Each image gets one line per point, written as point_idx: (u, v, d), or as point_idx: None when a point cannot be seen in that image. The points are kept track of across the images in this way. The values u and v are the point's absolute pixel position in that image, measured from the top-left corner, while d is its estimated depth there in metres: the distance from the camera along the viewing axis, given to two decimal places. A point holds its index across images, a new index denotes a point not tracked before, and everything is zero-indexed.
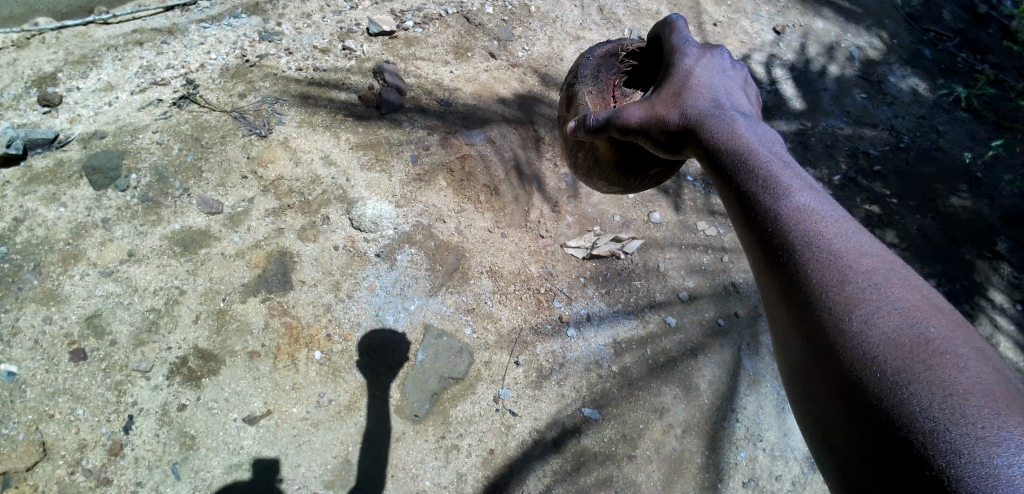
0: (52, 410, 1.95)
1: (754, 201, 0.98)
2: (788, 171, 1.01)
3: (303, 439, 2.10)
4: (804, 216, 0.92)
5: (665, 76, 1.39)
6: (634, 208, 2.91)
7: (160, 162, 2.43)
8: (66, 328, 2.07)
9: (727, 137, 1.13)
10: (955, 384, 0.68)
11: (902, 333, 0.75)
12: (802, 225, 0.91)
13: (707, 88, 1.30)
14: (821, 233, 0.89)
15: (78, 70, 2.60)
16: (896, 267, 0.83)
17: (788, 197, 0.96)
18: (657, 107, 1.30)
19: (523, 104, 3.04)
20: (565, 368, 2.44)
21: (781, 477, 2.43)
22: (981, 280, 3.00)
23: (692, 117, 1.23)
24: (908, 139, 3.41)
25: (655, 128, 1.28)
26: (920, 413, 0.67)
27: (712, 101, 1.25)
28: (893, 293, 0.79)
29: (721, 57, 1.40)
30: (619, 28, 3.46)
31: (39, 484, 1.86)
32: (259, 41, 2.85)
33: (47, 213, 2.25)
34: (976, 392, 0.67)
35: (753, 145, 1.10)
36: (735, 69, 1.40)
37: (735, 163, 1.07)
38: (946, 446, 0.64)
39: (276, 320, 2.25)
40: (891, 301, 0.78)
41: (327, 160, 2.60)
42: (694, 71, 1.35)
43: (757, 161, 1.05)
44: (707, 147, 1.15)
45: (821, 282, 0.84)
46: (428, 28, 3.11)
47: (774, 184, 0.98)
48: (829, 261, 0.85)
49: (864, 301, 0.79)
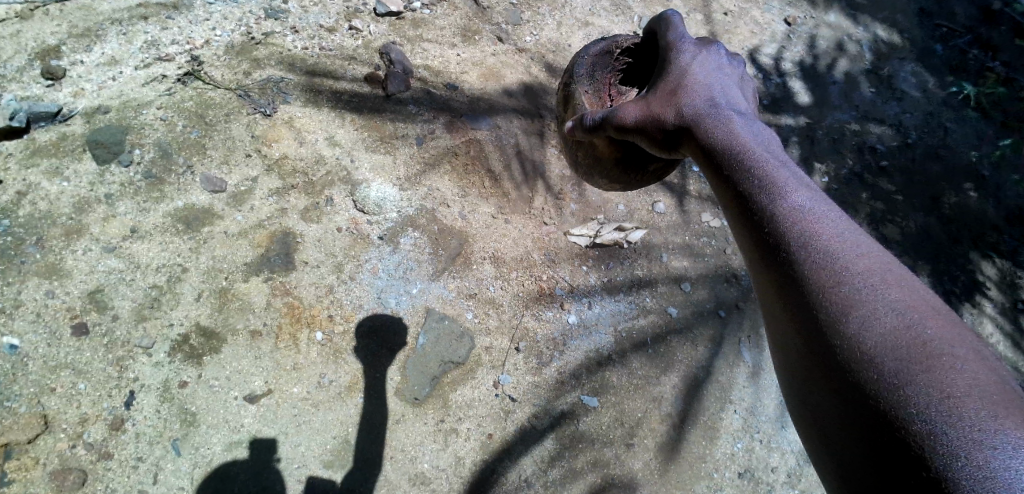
0: (53, 384, 1.96)
1: (753, 201, 0.96)
2: (784, 169, 1.00)
3: (303, 419, 2.11)
4: (801, 215, 0.91)
5: (661, 73, 1.37)
6: (639, 197, 2.88)
7: (164, 138, 2.42)
8: (69, 303, 2.07)
9: (724, 133, 1.12)
10: (951, 386, 0.67)
11: (899, 334, 0.74)
12: (797, 223, 0.90)
13: (704, 84, 1.28)
14: (818, 234, 0.87)
15: (82, 43, 2.56)
16: (891, 267, 0.82)
17: (784, 195, 0.94)
18: (653, 103, 1.28)
19: (529, 90, 3.01)
20: (565, 355, 2.44)
21: (776, 468, 2.46)
22: (982, 280, 3.02)
23: (689, 114, 1.21)
24: (916, 137, 3.38)
25: (652, 125, 1.27)
26: (918, 414, 0.67)
27: (710, 99, 1.24)
28: (890, 293, 0.78)
29: (719, 52, 1.38)
30: (628, 15, 3.42)
31: (40, 457, 1.87)
32: (264, 19, 2.82)
33: (51, 187, 2.24)
34: (972, 395, 0.66)
35: (752, 144, 1.08)
36: (732, 65, 1.38)
37: (734, 161, 1.06)
38: (944, 450, 0.63)
39: (278, 299, 2.25)
40: (886, 302, 0.77)
41: (332, 141, 2.59)
42: (691, 67, 1.33)
43: (754, 159, 1.04)
44: (704, 144, 1.14)
45: (816, 283, 0.83)
46: (436, 10, 3.08)
47: (772, 184, 0.97)
48: (824, 262, 0.84)
49: (859, 303, 0.78)
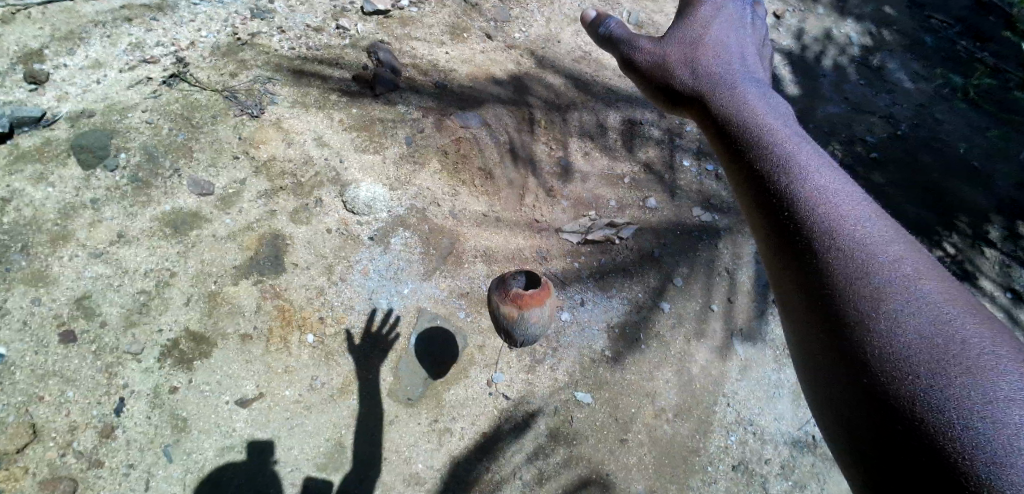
0: (42, 392, 1.93)
1: (784, 173, 1.06)
2: (813, 151, 1.11)
3: (295, 422, 2.10)
4: (829, 191, 1.01)
5: (701, 42, 1.44)
6: (630, 193, 2.89)
7: (149, 142, 2.39)
8: (55, 310, 2.05)
9: (758, 114, 1.22)
10: (963, 346, 0.79)
11: (915, 296, 0.85)
12: (829, 198, 1.00)
13: (735, 66, 1.38)
14: (846, 210, 0.98)
15: (64, 47, 2.53)
16: (907, 244, 0.94)
17: (813, 174, 1.05)
18: (700, 78, 1.36)
19: (520, 86, 2.98)
20: (558, 353, 2.44)
21: (770, 460, 2.45)
22: (980, 267, 2.92)
23: (730, 90, 1.30)
24: (907, 128, 3.34)
25: (697, 93, 1.34)
26: (925, 368, 0.78)
27: (744, 81, 1.34)
28: (907, 264, 0.90)
29: (742, 32, 1.49)
30: (617, 10, 3.42)
31: (30, 466, 1.85)
32: (250, 19, 2.80)
33: (35, 193, 2.21)
34: (984, 355, 0.78)
35: (784, 126, 1.19)
36: (750, 43, 1.49)
37: (769, 138, 1.15)
38: (947, 400, 0.75)
39: (268, 302, 2.23)
40: (904, 272, 0.88)
41: (320, 141, 2.57)
42: (723, 46, 1.43)
43: (788, 137, 1.14)
44: (741, 116, 1.23)
45: (841, 248, 0.93)
46: (424, 9, 3.07)
47: (802, 163, 1.07)
48: (850, 233, 0.95)
49: (881, 267, 0.89)
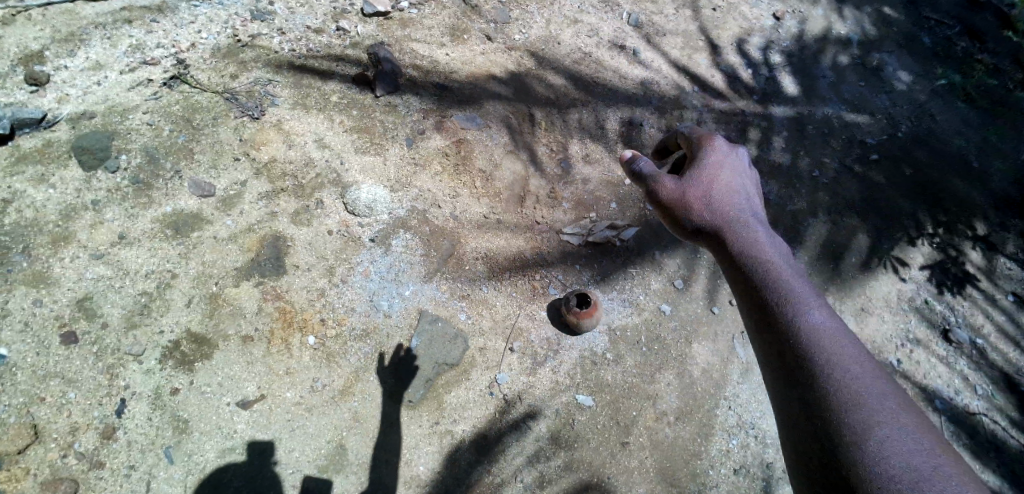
0: (43, 394, 1.93)
1: (801, 323, 1.39)
2: (813, 297, 1.45)
3: (296, 424, 2.10)
4: (829, 336, 1.36)
5: (721, 178, 1.72)
6: (630, 195, 2.89)
7: (150, 143, 2.40)
8: (56, 311, 2.05)
9: (773, 264, 1.52)
10: (917, 463, 1.16)
11: (896, 443, 1.19)
12: (832, 349, 1.34)
13: (747, 208, 1.69)
14: (841, 355, 1.33)
15: (65, 48, 2.53)
16: (886, 383, 1.30)
17: (815, 315, 1.40)
18: (722, 218, 1.65)
19: (520, 87, 2.99)
20: (560, 355, 2.44)
21: (771, 463, 2.46)
22: (971, 271, 2.89)
23: (749, 234, 1.61)
24: (905, 128, 3.31)
25: (714, 233, 1.64)
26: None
27: (753, 222, 1.65)
28: (888, 401, 1.26)
29: (743, 165, 1.77)
30: (617, 12, 3.42)
31: (32, 467, 1.86)
32: (251, 21, 2.80)
33: (36, 194, 2.21)
34: (937, 476, 1.14)
35: (794, 274, 1.51)
36: (750, 179, 1.78)
37: (783, 289, 1.46)
38: None
39: (269, 304, 2.23)
40: (885, 411, 1.24)
41: (321, 143, 2.57)
42: (738, 185, 1.72)
43: (801, 289, 1.46)
44: (760, 264, 1.53)
45: (840, 397, 1.27)
46: (424, 10, 3.08)
47: (808, 311, 1.41)
48: (851, 388, 1.28)
49: (865, 406, 1.25)
